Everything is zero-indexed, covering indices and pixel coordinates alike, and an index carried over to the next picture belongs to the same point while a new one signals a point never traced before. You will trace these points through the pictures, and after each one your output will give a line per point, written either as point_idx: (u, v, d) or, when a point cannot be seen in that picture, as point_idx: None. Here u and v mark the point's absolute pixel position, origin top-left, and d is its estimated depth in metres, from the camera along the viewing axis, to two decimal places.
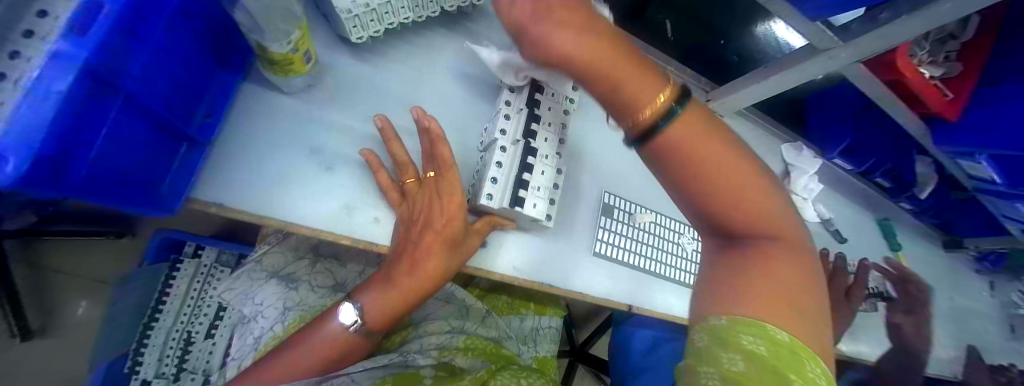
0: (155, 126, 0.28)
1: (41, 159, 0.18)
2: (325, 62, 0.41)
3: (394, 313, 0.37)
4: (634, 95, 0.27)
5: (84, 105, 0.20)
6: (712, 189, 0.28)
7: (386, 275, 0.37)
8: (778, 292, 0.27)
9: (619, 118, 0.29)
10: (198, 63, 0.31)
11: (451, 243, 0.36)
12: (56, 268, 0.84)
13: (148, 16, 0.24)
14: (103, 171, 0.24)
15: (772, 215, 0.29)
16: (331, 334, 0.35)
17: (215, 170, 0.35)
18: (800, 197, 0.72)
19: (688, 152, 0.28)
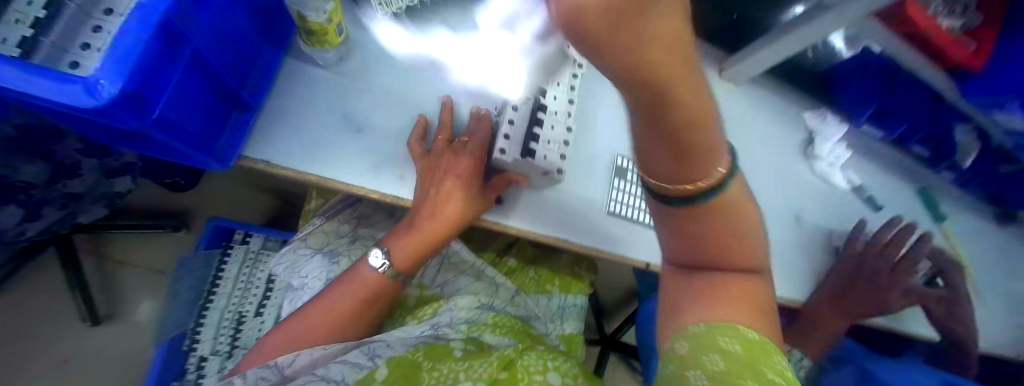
0: (217, 86, 0.35)
1: (130, 93, 0.25)
2: (353, 39, 0.45)
3: (416, 257, 0.42)
4: (698, 166, 0.23)
5: (160, 55, 0.27)
6: (722, 230, 0.29)
7: (408, 224, 0.42)
8: (743, 305, 0.31)
9: (658, 179, 0.25)
10: (251, 37, 0.38)
11: (467, 191, 0.41)
12: (122, 260, 0.93)
13: None
14: (177, 117, 0.31)
15: (751, 250, 0.33)
16: (364, 279, 0.42)
17: (264, 134, 0.41)
18: (827, 162, 0.71)
19: (721, 209, 0.28)
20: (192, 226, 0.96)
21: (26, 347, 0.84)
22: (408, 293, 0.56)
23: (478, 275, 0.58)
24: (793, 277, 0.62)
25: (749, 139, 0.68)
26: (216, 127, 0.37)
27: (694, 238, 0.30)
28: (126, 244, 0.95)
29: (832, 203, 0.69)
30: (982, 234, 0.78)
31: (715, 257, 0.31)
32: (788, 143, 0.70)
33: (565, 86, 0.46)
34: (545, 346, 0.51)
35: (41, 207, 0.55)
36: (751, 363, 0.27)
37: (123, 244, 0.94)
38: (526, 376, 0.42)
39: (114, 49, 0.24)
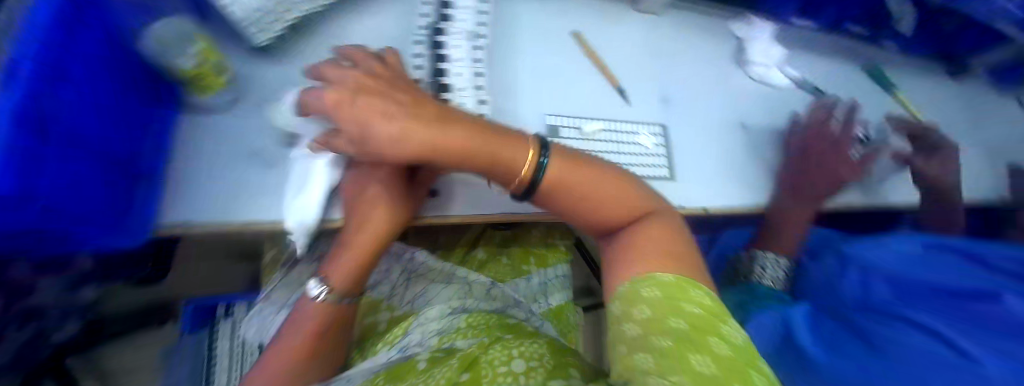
0: (101, 160, 0.32)
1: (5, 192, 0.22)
2: (242, 76, 0.44)
3: (354, 275, 0.41)
4: (512, 158, 0.38)
5: (32, 142, 0.24)
6: (581, 197, 0.40)
7: (340, 245, 0.41)
8: (658, 250, 0.36)
9: (506, 184, 0.40)
10: (126, 102, 0.36)
11: (391, 189, 0.40)
12: (120, 368, 0.91)
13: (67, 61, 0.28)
14: (67, 203, 0.28)
15: (631, 200, 0.41)
16: (309, 313, 0.40)
17: (173, 198, 0.39)
18: (762, 65, 0.70)
19: (566, 185, 0.39)
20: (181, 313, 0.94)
21: None
22: (378, 319, 0.56)
23: (450, 279, 0.59)
24: (754, 185, 0.62)
25: (675, 64, 0.67)
26: (118, 203, 0.34)
27: (576, 206, 0.40)
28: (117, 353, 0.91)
29: (773, 104, 0.70)
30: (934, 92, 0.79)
31: (599, 215, 0.41)
32: (718, 57, 0.70)
33: (466, 61, 0.47)
34: (514, 333, 0.50)
35: None
36: (671, 302, 0.30)
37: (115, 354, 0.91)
38: (491, 371, 0.41)
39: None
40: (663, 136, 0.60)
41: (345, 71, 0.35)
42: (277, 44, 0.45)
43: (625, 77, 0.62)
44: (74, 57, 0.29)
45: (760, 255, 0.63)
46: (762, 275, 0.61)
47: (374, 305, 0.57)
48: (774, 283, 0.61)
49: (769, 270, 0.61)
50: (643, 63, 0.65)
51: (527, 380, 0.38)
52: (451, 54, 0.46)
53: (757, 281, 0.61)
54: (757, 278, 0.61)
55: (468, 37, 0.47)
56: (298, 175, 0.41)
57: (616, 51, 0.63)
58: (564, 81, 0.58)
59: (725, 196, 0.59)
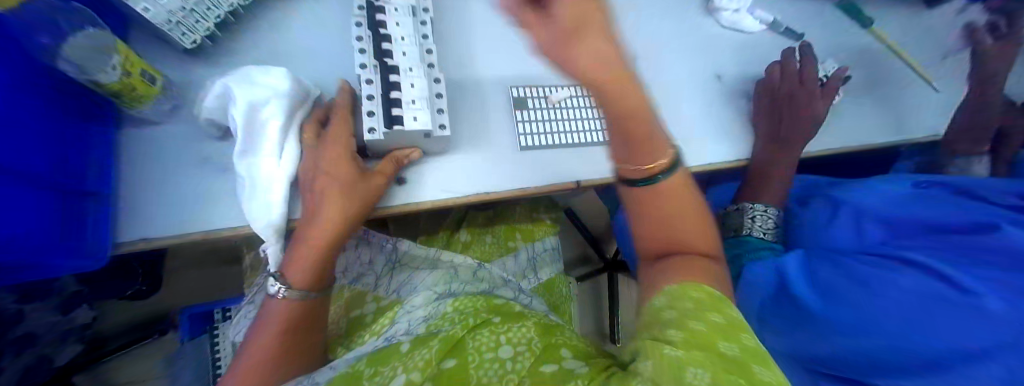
0: (51, 187, 0.32)
1: None
2: (177, 79, 0.42)
3: (312, 269, 0.39)
4: (650, 147, 0.31)
5: None
6: (669, 212, 0.32)
7: (295, 240, 0.39)
8: (701, 278, 0.29)
9: (626, 163, 0.32)
10: (66, 125, 0.35)
11: (342, 181, 0.38)
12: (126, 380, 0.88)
13: None
14: (19, 234, 0.28)
15: (706, 238, 0.34)
16: (274, 312, 0.39)
17: (130, 217, 0.37)
18: (731, 11, 0.66)
19: (670, 194, 0.32)
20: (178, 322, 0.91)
21: None
22: (364, 312, 0.57)
23: (434, 264, 0.56)
24: (737, 137, 0.61)
25: (640, 20, 0.64)
26: (76, 226, 0.33)
27: (657, 216, 0.33)
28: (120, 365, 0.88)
29: (745, 52, 0.67)
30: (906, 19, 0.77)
31: (672, 236, 0.33)
32: (684, 7, 0.67)
33: (410, 39, 0.42)
34: (502, 317, 0.51)
35: None
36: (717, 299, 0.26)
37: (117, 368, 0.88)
38: (478, 357, 0.45)
39: None
40: None
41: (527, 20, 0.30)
42: (207, 42, 0.43)
43: None
44: None
45: (749, 206, 0.53)
46: (751, 228, 0.52)
47: (358, 300, 0.57)
48: (767, 235, 0.52)
49: (759, 222, 0.52)
50: None
51: (516, 365, 0.43)
52: (392, 33, 0.41)
53: (746, 234, 0.52)
54: (747, 231, 0.52)
55: (411, 13, 0.43)
56: (244, 177, 0.37)
57: None
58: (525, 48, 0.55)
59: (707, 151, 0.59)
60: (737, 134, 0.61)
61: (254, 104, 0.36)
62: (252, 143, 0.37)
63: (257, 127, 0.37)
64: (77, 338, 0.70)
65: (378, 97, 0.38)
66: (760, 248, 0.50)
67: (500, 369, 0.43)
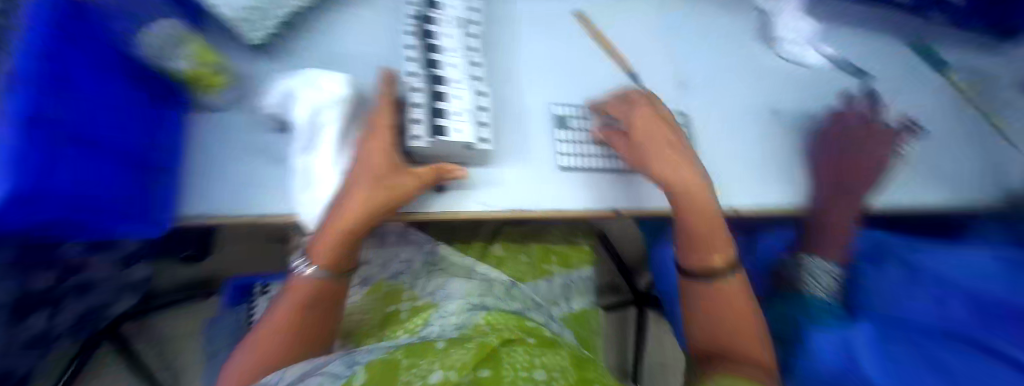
0: (123, 158, 0.35)
1: (25, 189, 0.24)
2: (243, 71, 0.45)
3: (334, 252, 0.40)
4: (717, 248, 0.45)
5: (39, 142, 0.26)
6: (729, 311, 0.43)
7: (323, 226, 0.39)
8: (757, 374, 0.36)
9: (700, 253, 0.46)
10: (139, 103, 0.38)
11: (373, 173, 0.38)
12: (170, 336, 0.94)
13: (68, 66, 0.30)
14: (90, 200, 0.30)
15: (753, 338, 0.42)
16: (298, 287, 0.41)
17: (189, 193, 0.40)
18: (791, 41, 0.64)
19: (731, 299, 0.44)
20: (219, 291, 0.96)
21: None
22: (399, 309, 0.57)
23: (469, 275, 0.63)
24: (787, 179, 0.58)
25: (696, 47, 0.62)
26: (141, 196, 0.36)
27: (721, 311, 0.44)
28: (167, 322, 0.94)
29: (805, 88, 0.64)
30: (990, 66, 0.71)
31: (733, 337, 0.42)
32: (744, 36, 0.65)
33: (460, 51, 0.43)
34: (537, 338, 0.51)
35: (59, 301, 0.59)
36: None
37: (164, 324, 0.94)
38: (513, 373, 0.42)
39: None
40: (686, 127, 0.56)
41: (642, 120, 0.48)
42: (271, 40, 0.45)
43: (637, 59, 0.59)
44: (61, 56, 0.29)
45: (808, 259, 0.56)
46: (811, 286, 0.53)
47: (395, 296, 0.59)
48: (826, 294, 0.52)
49: (820, 280, 0.53)
50: (659, 47, 0.61)
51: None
52: (443, 43, 0.42)
53: (807, 293, 0.53)
54: (807, 290, 0.53)
55: (459, 24, 0.44)
56: (300, 172, 0.40)
57: (626, 35, 0.60)
58: (569, 66, 0.55)
59: (752, 191, 0.56)
60: (788, 174, 0.58)
61: (317, 108, 0.39)
62: (311, 141, 0.40)
63: (317, 130, 0.40)
64: (133, 291, 0.78)
65: (427, 104, 0.39)
66: (820, 311, 0.50)
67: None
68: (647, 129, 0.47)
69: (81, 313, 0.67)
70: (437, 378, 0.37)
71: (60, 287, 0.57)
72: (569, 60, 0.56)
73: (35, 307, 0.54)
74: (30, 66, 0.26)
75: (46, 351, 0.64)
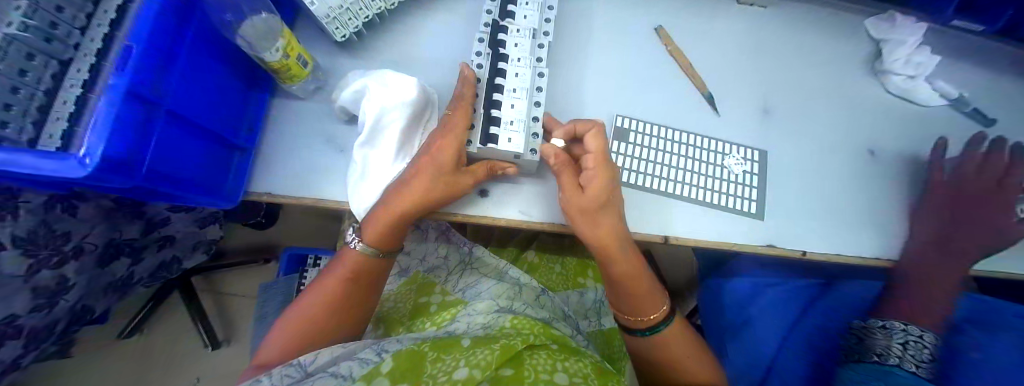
0: (206, 135, 0.39)
1: (119, 157, 0.28)
2: (326, 66, 0.49)
3: (384, 232, 0.40)
4: (644, 300, 0.44)
5: (137, 117, 0.29)
6: (669, 352, 0.45)
7: (380, 205, 0.40)
8: None
9: (631, 306, 0.45)
10: (229, 88, 0.42)
11: (437, 167, 0.37)
12: (229, 292, 1.04)
13: (175, 50, 0.33)
14: (171, 170, 0.34)
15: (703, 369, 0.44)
16: (348, 260, 0.43)
17: (261, 170, 0.44)
18: (905, 77, 0.58)
19: (666, 342, 0.45)
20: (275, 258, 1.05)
21: (156, 366, 0.96)
22: (430, 301, 0.60)
23: (499, 277, 0.64)
24: (868, 227, 0.52)
25: (779, 71, 0.58)
26: (216, 171, 0.41)
27: (659, 352, 0.45)
28: (228, 279, 1.05)
29: (906, 129, 0.57)
30: None
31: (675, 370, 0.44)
32: (841, 64, 0.60)
33: (525, 61, 0.42)
34: (560, 345, 0.50)
35: (142, 250, 0.68)
36: None
37: (226, 280, 1.05)
38: (534, 374, 0.41)
39: (97, 123, 0.26)
40: (758, 163, 0.52)
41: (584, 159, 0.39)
42: (355, 38, 0.49)
43: (716, 80, 0.56)
44: (175, 44, 0.33)
45: (897, 326, 0.48)
46: (901, 356, 0.46)
47: (428, 289, 0.62)
48: (918, 370, 0.45)
49: (911, 351, 0.46)
50: (740, 68, 0.57)
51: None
52: (509, 53, 0.43)
53: (893, 364, 0.45)
54: (895, 361, 0.46)
55: (531, 35, 0.44)
56: (358, 162, 0.42)
57: (704, 53, 0.57)
58: (635, 80, 0.53)
59: (825, 237, 0.51)
60: (869, 223, 0.52)
61: (384, 109, 0.40)
62: (374, 135, 0.41)
63: (380, 127, 0.41)
64: (205, 250, 0.85)
65: (482, 115, 0.40)
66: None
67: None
68: (607, 189, 0.39)
69: (157, 265, 0.74)
70: (461, 375, 0.38)
71: (144, 238, 0.66)
72: (637, 75, 0.54)
73: (116, 254, 0.62)
74: (143, 46, 0.29)
75: (125, 292, 0.72)
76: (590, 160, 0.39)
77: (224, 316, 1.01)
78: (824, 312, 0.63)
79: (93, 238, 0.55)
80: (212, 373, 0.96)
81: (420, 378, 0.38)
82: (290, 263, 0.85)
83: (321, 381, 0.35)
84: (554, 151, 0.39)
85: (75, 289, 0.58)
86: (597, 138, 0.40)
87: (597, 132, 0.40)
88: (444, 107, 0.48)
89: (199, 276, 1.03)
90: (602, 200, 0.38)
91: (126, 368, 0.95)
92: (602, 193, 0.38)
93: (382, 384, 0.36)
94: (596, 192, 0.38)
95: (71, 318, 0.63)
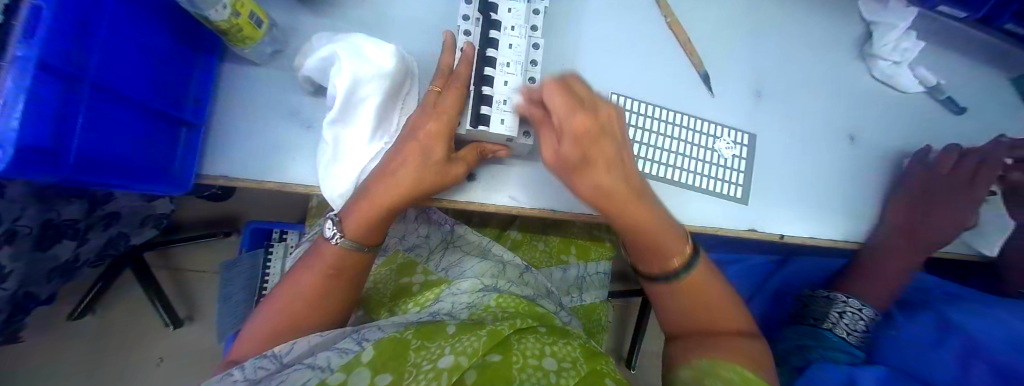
0: (146, 111, 0.33)
1: (35, 144, 0.23)
2: (285, 25, 0.42)
3: (366, 225, 0.36)
4: (667, 246, 0.38)
5: (55, 95, 0.24)
6: (695, 300, 0.39)
7: (362, 193, 0.36)
8: (736, 352, 0.36)
9: (651, 253, 0.39)
10: (173, 52, 0.35)
11: (425, 154, 0.34)
12: (189, 268, 0.97)
13: (100, 8, 0.27)
14: (103, 154, 0.29)
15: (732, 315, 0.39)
16: (326, 253, 0.39)
17: (213, 148, 0.38)
18: (892, 62, 0.57)
19: (693, 290, 0.39)
20: (238, 233, 0.98)
21: (116, 350, 0.90)
22: (413, 281, 0.59)
23: (482, 255, 0.63)
24: (843, 212, 0.54)
25: (774, 52, 0.56)
26: (162, 152, 0.35)
27: (687, 300, 0.39)
28: (187, 255, 0.97)
29: (887, 114, 0.59)
30: None
31: (704, 321, 0.39)
32: (835, 47, 0.58)
33: (520, 30, 0.37)
34: (548, 328, 0.50)
35: (88, 232, 0.60)
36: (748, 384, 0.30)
37: (185, 256, 0.97)
38: (522, 359, 0.41)
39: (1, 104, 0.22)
40: (747, 147, 0.52)
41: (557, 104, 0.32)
42: None
43: (712, 59, 0.53)
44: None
45: (840, 298, 0.53)
46: (835, 323, 0.51)
47: (410, 269, 0.60)
48: (849, 336, 0.50)
49: (846, 320, 0.51)
50: (737, 48, 0.54)
51: (560, 380, 0.40)
52: (502, 19, 0.37)
53: (825, 328, 0.51)
54: (829, 326, 0.51)
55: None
56: (328, 142, 0.37)
57: (703, 27, 0.54)
58: (631, 55, 0.50)
59: (804, 221, 0.52)
60: (844, 209, 0.54)
61: (357, 81, 0.35)
62: (346, 112, 0.36)
63: (355, 102, 0.36)
64: (155, 224, 0.77)
65: (473, 93, 0.36)
66: (838, 349, 0.49)
67: (545, 379, 0.39)
68: (582, 143, 0.32)
69: (105, 243, 0.66)
70: (447, 363, 0.36)
71: (88, 217, 0.58)
72: (633, 49, 0.50)
73: (59, 238, 0.55)
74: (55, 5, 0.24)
75: (71, 275, 0.65)
76: (557, 108, 0.32)
77: (186, 294, 0.95)
78: (792, 286, 0.65)
79: (24, 222, 0.48)
80: (180, 353, 0.92)
81: (403, 367, 0.36)
82: (254, 237, 0.77)
83: (295, 374, 0.32)
84: (536, 107, 0.35)
85: (10, 278, 0.51)
86: (564, 86, 0.33)
87: (558, 80, 0.33)
88: (425, 79, 0.43)
89: (152, 252, 0.95)
90: (579, 154, 0.32)
91: (81, 352, 0.89)
92: (577, 147, 0.32)
93: (363, 376, 0.34)
94: (570, 147, 0.32)
95: (11, 308, 0.56)
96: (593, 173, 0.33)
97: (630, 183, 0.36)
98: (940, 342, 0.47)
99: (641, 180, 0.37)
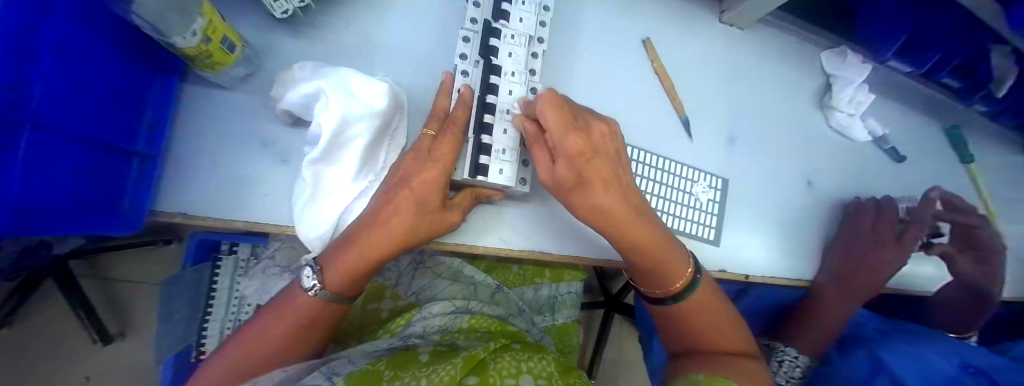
0: (94, 143, 0.29)
1: None
2: (262, 46, 0.39)
3: (349, 277, 0.35)
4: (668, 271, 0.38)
5: None
6: (695, 323, 0.40)
7: (350, 236, 0.35)
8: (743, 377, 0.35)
9: (657, 281, 0.39)
10: (124, 73, 0.31)
11: (420, 203, 0.34)
12: (124, 277, 0.88)
13: (42, 30, 0.23)
14: (48, 198, 0.25)
15: (732, 334, 0.40)
16: (298, 303, 0.36)
17: (172, 184, 0.35)
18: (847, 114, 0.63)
19: (691, 305, 0.40)
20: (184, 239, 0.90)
21: (33, 367, 0.80)
22: (381, 307, 0.57)
23: (455, 278, 0.60)
24: (800, 253, 0.59)
25: (747, 97, 0.59)
26: (113, 186, 0.31)
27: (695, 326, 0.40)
28: (122, 263, 0.88)
29: (842, 158, 0.64)
30: (993, 166, 0.73)
31: (702, 336, 0.40)
32: (799, 95, 0.63)
33: (520, 76, 0.37)
34: (523, 344, 0.51)
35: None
36: None
37: (119, 265, 0.88)
38: (499, 380, 0.40)
39: None
40: (720, 190, 0.55)
41: (544, 107, 0.32)
42: (296, 13, 0.39)
43: (692, 103, 0.55)
44: (40, 30, 0.23)
45: (779, 347, 0.57)
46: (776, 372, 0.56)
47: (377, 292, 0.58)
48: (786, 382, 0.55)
49: (785, 368, 0.56)
50: (712, 92, 0.57)
51: None
52: (502, 64, 0.37)
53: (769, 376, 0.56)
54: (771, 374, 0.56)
55: (527, 45, 0.38)
56: (308, 181, 0.35)
57: (684, 70, 0.56)
58: (618, 95, 0.51)
59: (766, 261, 0.56)
60: (802, 249, 0.59)
61: (346, 121, 0.33)
62: (331, 153, 0.34)
63: (341, 142, 0.34)
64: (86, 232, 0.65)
65: (472, 142, 0.35)
66: None
67: None
68: (575, 163, 0.32)
69: (23, 251, 0.56)
70: None
71: None
72: (620, 89, 0.51)
73: None
74: None
75: None
76: (552, 125, 0.32)
77: (121, 306, 0.86)
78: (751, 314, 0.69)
79: None
80: (111, 371, 0.83)
81: None
82: (200, 250, 0.62)
83: None
84: (533, 122, 0.35)
85: None
86: (563, 106, 0.33)
87: (557, 99, 0.33)
88: (413, 112, 0.42)
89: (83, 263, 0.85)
90: (574, 174, 0.32)
91: None
92: (572, 168, 0.32)
93: None
94: (565, 167, 0.32)
95: None
96: (597, 187, 0.33)
97: (631, 193, 0.36)
98: (874, 371, 0.52)
99: (638, 199, 0.37)
